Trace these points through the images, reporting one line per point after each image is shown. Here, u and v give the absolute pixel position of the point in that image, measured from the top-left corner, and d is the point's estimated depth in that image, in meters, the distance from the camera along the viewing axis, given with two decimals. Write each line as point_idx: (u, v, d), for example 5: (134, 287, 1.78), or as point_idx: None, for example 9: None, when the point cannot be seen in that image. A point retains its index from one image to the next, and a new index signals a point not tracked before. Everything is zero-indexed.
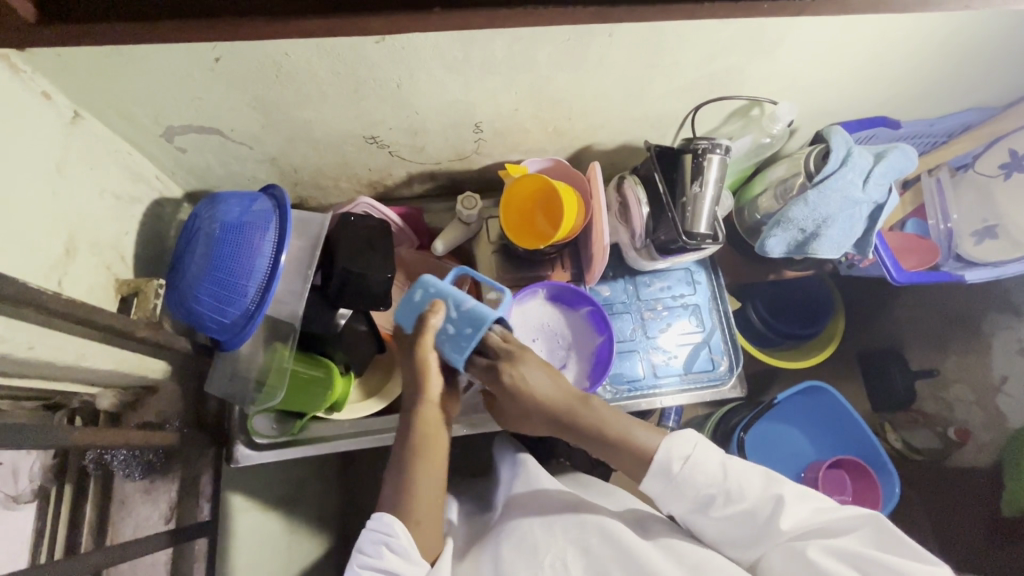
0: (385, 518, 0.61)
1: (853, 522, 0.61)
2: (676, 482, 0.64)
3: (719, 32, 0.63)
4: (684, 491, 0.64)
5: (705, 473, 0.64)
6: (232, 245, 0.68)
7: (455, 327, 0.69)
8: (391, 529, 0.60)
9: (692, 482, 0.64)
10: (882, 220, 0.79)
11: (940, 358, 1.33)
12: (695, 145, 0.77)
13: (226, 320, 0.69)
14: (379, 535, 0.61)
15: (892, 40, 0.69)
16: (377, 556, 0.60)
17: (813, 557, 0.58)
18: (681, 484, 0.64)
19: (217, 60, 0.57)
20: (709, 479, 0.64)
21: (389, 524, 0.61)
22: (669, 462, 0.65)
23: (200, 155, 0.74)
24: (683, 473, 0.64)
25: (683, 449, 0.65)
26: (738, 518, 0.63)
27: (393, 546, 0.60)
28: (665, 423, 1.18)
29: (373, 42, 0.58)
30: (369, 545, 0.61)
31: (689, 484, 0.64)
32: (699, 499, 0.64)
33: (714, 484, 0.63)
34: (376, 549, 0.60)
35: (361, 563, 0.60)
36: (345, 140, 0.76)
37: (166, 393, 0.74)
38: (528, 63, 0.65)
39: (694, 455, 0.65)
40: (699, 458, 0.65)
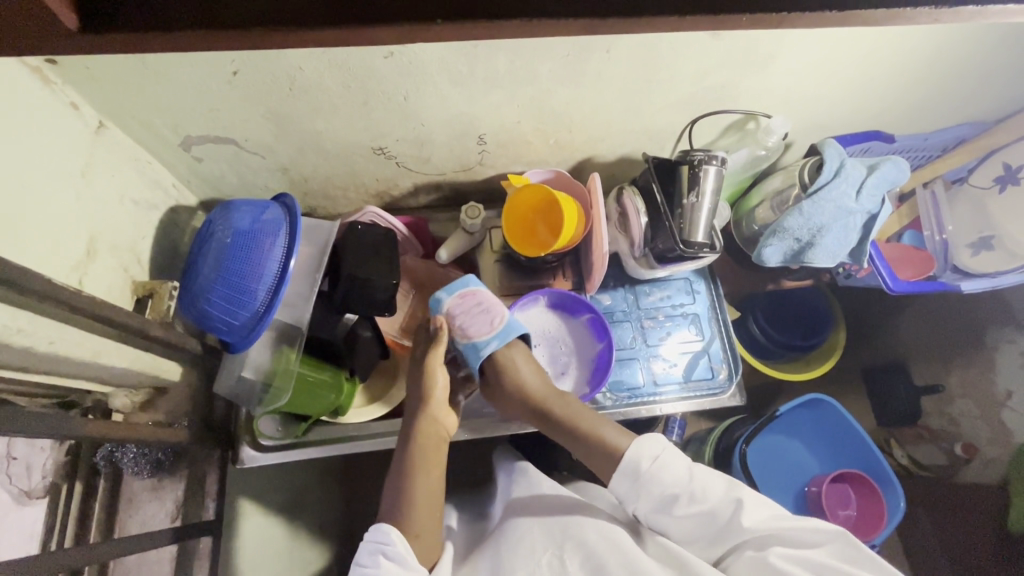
0: (382, 527, 0.62)
1: (821, 533, 0.60)
2: (642, 481, 0.65)
3: (713, 47, 0.66)
4: (649, 490, 0.65)
5: (669, 472, 0.65)
6: (244, 250, 0.71)
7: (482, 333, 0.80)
8: (387, 537, 0.61)
9: (655, 480, 0.64)
10: (875, 230, 0.80)
11: (944, 372, 1.33)
12: (692, 157, 0.79)
13: (236, 322, 0.71)
14: (376, 544, 0.61)
15: (883, 54, 0.71)
16: (373, 565, 0.59)
17: (772, 561, 0.59)
18: (646, 484, 0.65)
19: (235, 72, 0.61)
20: (674, 478, 0.64)
21: (385, 532, 0.61)
22: (637, 461, 0.66)
23: (216, 165, 0.78)
24: (651, 472, 0.65)
25: (649, 450, 0.66)
26: (706, 523, 0.64)
27: (389, 554, 0.59)
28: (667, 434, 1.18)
29: (383, 57, 0.61)
30: (366, 556, 0.61)
31: (655, 483, 0.64)
32: (665, 498, 0.64)
33: (678, 485, 0.64)
34: (372, 558, 0.60)
35: (358, 575, 0.59)
36: (353, 151, 0.79)
37: (175, 393, 0.76)
38: (531, 77, 0.68)
39: (658, 455, 0.66)
40: (664, 459, 0.66)
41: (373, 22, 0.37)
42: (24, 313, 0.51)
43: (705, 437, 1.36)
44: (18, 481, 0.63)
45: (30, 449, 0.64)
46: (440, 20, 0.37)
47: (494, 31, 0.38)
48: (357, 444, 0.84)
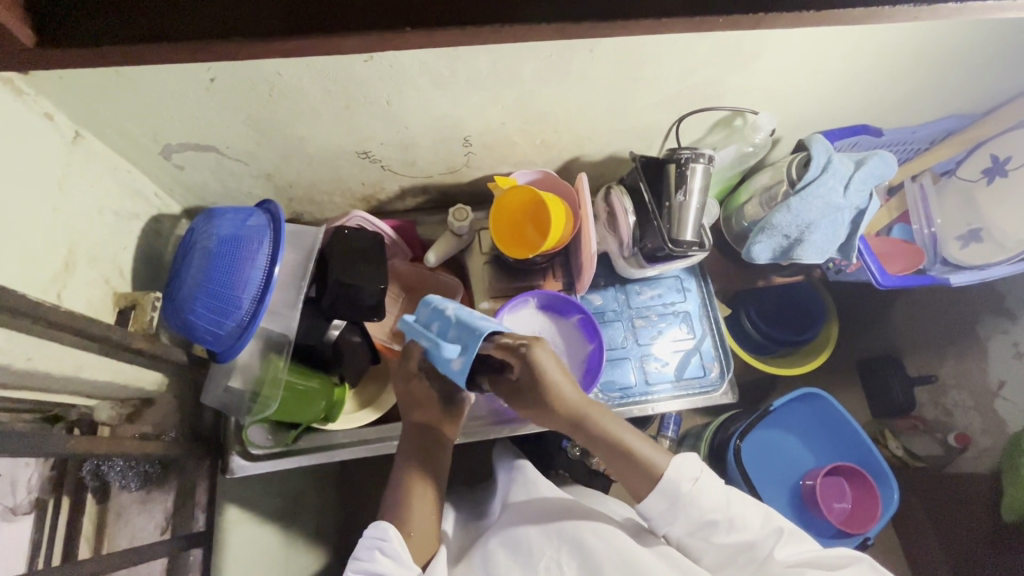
0: (381, 523, 0.63)
1: (847, 559, 0.63)
2: (682, 502, 0.65)
3: (696, 46, 0.66)
4: (688, 512, 0.65)
5: (710, 500, 0.65)
6: (228, 259, 0.70)
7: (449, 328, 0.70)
8: (385, 534, 0.61)
9: (696, 506, 0.64)
10: (864, 225, 0.80)
11: (937, 363, 1.34)
12: (678, 155, 0.79)
13: (222, 332, 0.70)
14: (374, 539, 0.62)
15: (867, 50, 0.71)
16: (369, 560, 0.60)
17: None
18: (687, 505, 0.64)
19: (212, 80, 0.60)
20: (713, 503, 0.65)
21: (384, 528, 0.62)
22: (681, 482, 0.65)
23: (198, 173, 0.77)
24: (691, 495, 0.65)
25: (691, 474, 0.66)
26: (737, 551, 0.65)
27: (386, 549, 0.60)
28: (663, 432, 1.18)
29: (362, 61, 0.60)
30: (364, 549, 0.62)
31: (695, 507, 0.64)
32: (701, 521, 0.65)
33: (719, 510, 0.64)
34: (370, 553, 0.61)
35: (355, 569, 0.60)
36: (338, 156, 0.78)
37: (162, 404, 0.75)
38: (514, 78, 0.68)
39: (700, 481, 0.65)
40: (706, 486, 0.65)
41: (344, 32, 0.36)
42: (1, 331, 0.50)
43: (701, 433, 1.36)
44: (3, 498, 0.59)
45: (14, 464, 0.60)
46: (410, 29, 0.36)
47: (466, 37, 0.38)
48: (351, 449, 0.84)
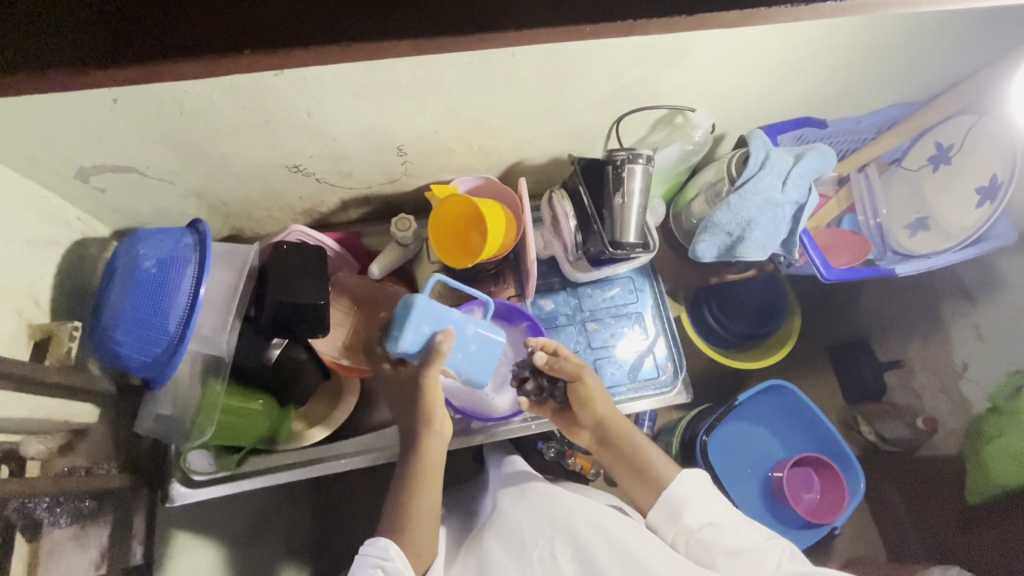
0: (381, 542, 0.64)
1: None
2: (686, 505, 0.70)
3: (621, 47, 0.65)
4: (693, 513, 0.70)
5: (709, 508, 0.70)
6: (150, 283, 0.67)
7: (461, 348, 0.74)
8: (386, 553, 0.63)
9: (693, 513, 0.70)
10: (805, 220, 0.79)
11: (904, 346, 1.37)
12: (615, 157, 0.77)
13: (149, 358, 0.68)
14: (376, 556, 0.63)
15: (797, 45, 0.71)
16: None
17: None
18: (691, 506, 0.70)
19: (115, 101, 0.57)
20: (711, 512, 0.70)
21: (385, 547, 0.64)
22: (686, 486, 0.72)
23: (122, 194, 0.74)
24: (694, 500, 0.71)
25: (693, 483, 0.73)
26: (744, 564, 0.65)
27: (388, 569, 0.62)
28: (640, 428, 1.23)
29: (273, 76, 0.59)
30: (365, 562, 0.63)
31: (697, 509, 0.70)
32: (704, 525, 0.69)
33: (719, 516, 0.70)
34: (371, 568, 0.62)
35: None
36: (268, 171, 0.76)
37: (94, 436, 0.73)
38: (437, 85, 0.66)
39: (699, 490, 0.72)
40: (705, 496, 0.72)
41: (170, 59, 0.32)
42: None
43: (672, 429, 1.36)
44: None
45: None
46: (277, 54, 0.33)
47: (319, 58, 0.34)
48: (300, 470, 0.82)
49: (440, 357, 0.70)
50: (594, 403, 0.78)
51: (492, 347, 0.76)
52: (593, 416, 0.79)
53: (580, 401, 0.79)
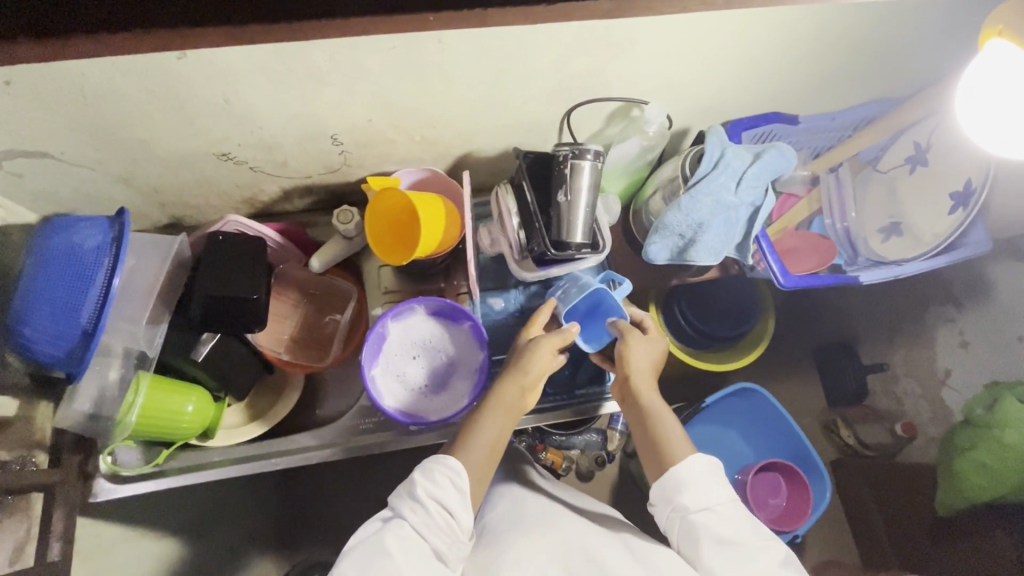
0: (451, 459, 0.65)
1: None
2: (683, 485, 0.67)
3: (558, 34, 0.61)
4: (688, 494, 0.66)
5: (712, 494, 0.66)
6: (62, 276, 0.65)
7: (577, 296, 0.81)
8: (457, 470, 0.64)
9: (693, 495, 0.66)
10: (760, 224, 0.74)
11: (889, 351, 1.34)
12: (559, 152, 0.73)
13: (61, 353, 0.66)
14: (445, 470, 0.64)
15: (754, 35, 0.66)
16: (437, 485, 0.63)
17: None
18: (687, 488, 0.66)
19: (7, 83, 0.54)
20: (713, 499, 0.66)
21: (456, 466, 0.64)
22: (690, 467, 0.68)
23: (42, 180, 0.71)
24: (691, 483, 0.67)
25: (701, 467, 0.68)
26: (729, 556, 0.62)
27: (455, 483, 0.63)
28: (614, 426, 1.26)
29: (175, 58, 0.55)
30: (431, 474, 0.63)
31: (693, 491, 0.66)
32: (698, 508, 0.65)
33: (717, 503, 0.66)
34: (440, 481, 0.63)
35: (421, 487, 0.62)
36: (196, 159, 0.73)
37: (17, 429, 0.71)
38: (361, 72, 0.62)
39: (707, 477, 0.67)
40: (712, 483, 0.67)
41: None
42: None
43: None
44: None
45: None
46: None
47: None
48: (230, 467, 0.79)
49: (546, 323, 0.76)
50: (626, 361, 0.77)
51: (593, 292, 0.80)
52: (624, 375, 0.77)
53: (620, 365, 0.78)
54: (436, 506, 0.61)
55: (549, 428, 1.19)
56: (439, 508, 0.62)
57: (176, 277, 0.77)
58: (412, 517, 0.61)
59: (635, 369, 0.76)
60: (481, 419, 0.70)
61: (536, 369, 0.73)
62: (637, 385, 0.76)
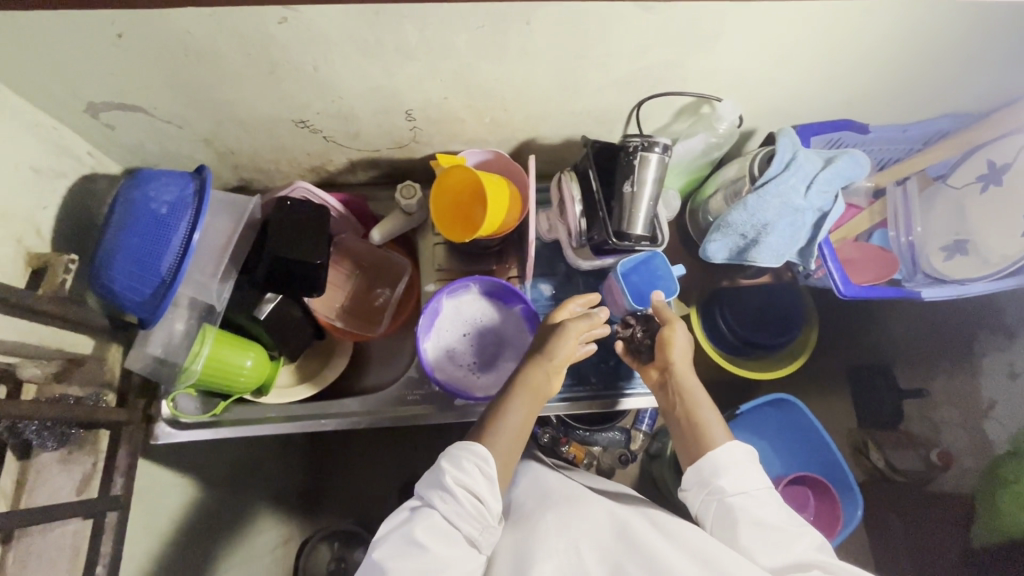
0: (478, 447, 0.65)
1: None
2: (721, 468, 0.69)
3: (645, 21, 0.61)
4: (727, 477, 0.69)
5: (748, 479, 0.68)
6: (149, 224, 0.68)
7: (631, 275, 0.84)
8: (484, 457, 0.64)
9: (731, 478, 0.68)
10: (827, 229, 0.74)
11: (929, 377, 1.28)
12: (629, 142, 0.74)
13: (140, 298, 0.69)
14: (472, 457, 0.64)
15: (841, 34, 0.65)
16: (466, 473, 0.63)
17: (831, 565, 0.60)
18: (726, 471, 0.69)
19: (120, 35, 0.57)
20: (750, 484, 0.68)
21: (483, 453, 0.65)
22: (729, 454, 0.70)
23: (131, 133, 0.74)
24: (730, 468, 0.69)
25: (739, 453, 0.71)
26: (769, 539, 0.64)
27: (484, 470, 0.63)
28: (637, 426, 1.24)
29: (277, 22, 0.57)
30: (458, 462, 0.63)
31: (732, 474, 0.69)
32: (736, 490, 0.68)
33: (755, 487, 0.68)
34: (467, 468, 0.63)
35: (451, 475, 0.62)
36: (275, 124, 0.75)
37: (90, 367, 0.75)
38: (448, 49, 0.63)
39: (745, 464, 0.70)
40: (750, 469, 0.69)
41: None
42: None
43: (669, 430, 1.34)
44: None
45: None
46: None
47: None
48: (279, 425, 0.81)
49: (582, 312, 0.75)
50: (671, 349, 0.77)
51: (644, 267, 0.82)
52: (667, 362, 0.77)
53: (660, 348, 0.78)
54: (466, 494, 0.62)
55: (570, 420, 1.15)
56: (468, 496, 0.62)
57: (246, 237, 0.81)
58: (443, 505, 0.61)
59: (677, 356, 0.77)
60: (510, 399, 0.71)
61: (564, 353, 0.74)
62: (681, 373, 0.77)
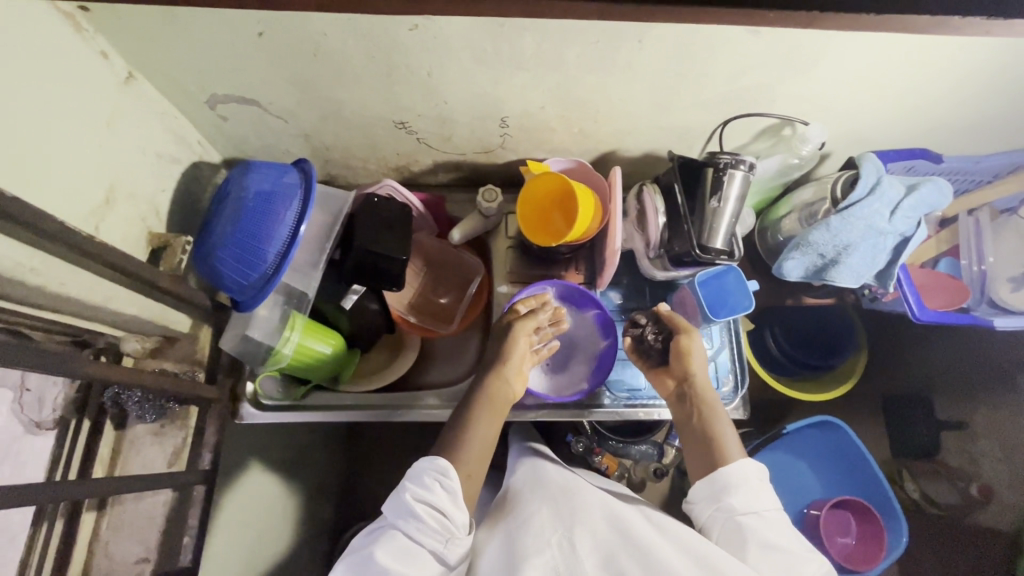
0: (439, 461, 0.65)
1: None
2: (729, 485, 0.66)
3: (750, 45, 0.64)
4: (736, 495, 0.65)
5: (759, 499, 0.65)
6: (259, 212, 0.72)
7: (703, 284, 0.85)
8: (444, 471, 0.64)
9: (741, 496, 0.65)
10: (907, 253, 0.76)
11: (970, 409, 1.25)
12: (718, 159, 0.76)
13: (245, 282, 0.73)
14: (433, 472, 0.64)
15: (937, 66, 0.67)
16: (428, 489, 0.62)
17: None
18: (736, 489, 0.65)
19: (260, 34, 0.61)
20: (761, 504, 0.64)
21: (444, 467, 0.64)
22: (735, 471, 0.67)
23: (240, 125, 0.78)
24: (741, 487, 0.66)
25: (749, 472, 0.67)
26: (776, 564, 0.59)
27: (445, 484, 0.63)
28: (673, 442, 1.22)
29: (407, 29, 0.60)
30: (419, 480, 0.63)
31: (743, 494, 0.65)
32: (746, 510, 0.64)
33: (766, 509, 0.64)
34: (427, 484, 0.63)
35: (411, 493, 0.62)
36: (375, 123, 0.79)
37: (183, 345, 0.79)
38: (557, 62, 0.67)
39: (756, 482, 0.66)
40: (761, 489, 0.66)
41: None
42: (41, 254, 0.53)
43: None
44: (30, 411, 0.66)
45: (43, 382, 0.68)
46: None
47: None
48: (355, 411, 0.85)
49: (536, 316, 0.80)
50: (688, 358, 0.78)
51: (719, 277, 0.83)
52: (685, 371, 0.78)
53: (677, 355, 0.79)
54: (428, 509, 0.61)
55: (606, 431, 1.16)
56: (430, 512, 0.61)
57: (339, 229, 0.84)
58: (403, 523, 0.61)
59: (693, 364, 0.78)
60: (473, 415, 0.72)
61: (518, 353, 0.78)
62: (698, 383, 0.77)
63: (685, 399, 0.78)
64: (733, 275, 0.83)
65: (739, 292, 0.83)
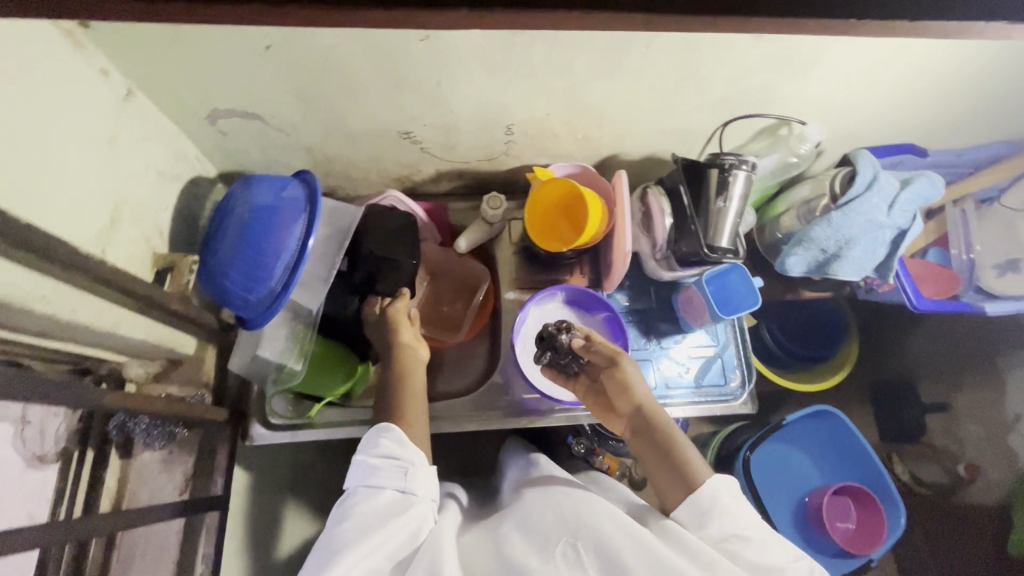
0: (380, 424, 0.66)
1: None
2: (710, 511, 0.62)
3: (754, 49, 0.65)
4: (718, 521, 0.62)
5: (738, 520, 0.62)
6: (264, 226, 0.70)
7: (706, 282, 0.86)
8: (386, 430, 0.65)
9: (722, 520, 0.62)
10: (905, 246, 0.79)
11: (953, 392, 1.30)
12: (723, 160, 0.78)
13: (252, 298, 0.70)
14: (376, 432, 0.66)
15: (928, 67, 0.70)
16: (375, 445, 0.64)
17: None
18: (717, 514, 0.62)
19: (268, 47, 0.59)
20: (740, 524, 0.62)
21: (384, 426, 0.66)
22: (717, 488, 0.64)
23: (239, 140, 0.76)
24: (724, 506, 0.63)
25: (726, 489, 0.64)
26: None
27: (388, 436, 0.65)
28: None
29: (418, 40, 0.60)
30: (367, 442, 0.65)
31: (727, 519, 0.62)
32: (728, 536, 0.61)
33: (750, 527, 0.62)
34: (375, 441, 0.64)
35: (359, 458, 0.63)
36: (379, 134, 0.78)
37: (189, 367, 0.78)
38: (564, 69, 0.67)
39: (735, 501, 0.64)
40: (739, 507, 0.63)
41: None
42: (52, 281, 0.51)
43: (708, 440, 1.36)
44: (31, 444, 0.61)
45: (44, 413, 0.62)
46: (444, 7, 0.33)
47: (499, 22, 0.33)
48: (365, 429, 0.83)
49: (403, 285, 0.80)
50: (631, 384, 0.73)
51: (723, 276, 0.85)
52: (630, 399, 0.73)
53: (619, 386, 0.73)
54: (379, 461, 0.62)
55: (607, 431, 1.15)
56: (383, 459, 0.63)
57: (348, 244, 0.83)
58: (362, 478, 0.62)
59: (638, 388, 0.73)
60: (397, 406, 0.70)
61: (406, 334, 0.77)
62: (645, 408, 0.72)
63: (641, 429, 0.72)
64: (738, 275, 0.85)
65: (744, 289, 0.84)
